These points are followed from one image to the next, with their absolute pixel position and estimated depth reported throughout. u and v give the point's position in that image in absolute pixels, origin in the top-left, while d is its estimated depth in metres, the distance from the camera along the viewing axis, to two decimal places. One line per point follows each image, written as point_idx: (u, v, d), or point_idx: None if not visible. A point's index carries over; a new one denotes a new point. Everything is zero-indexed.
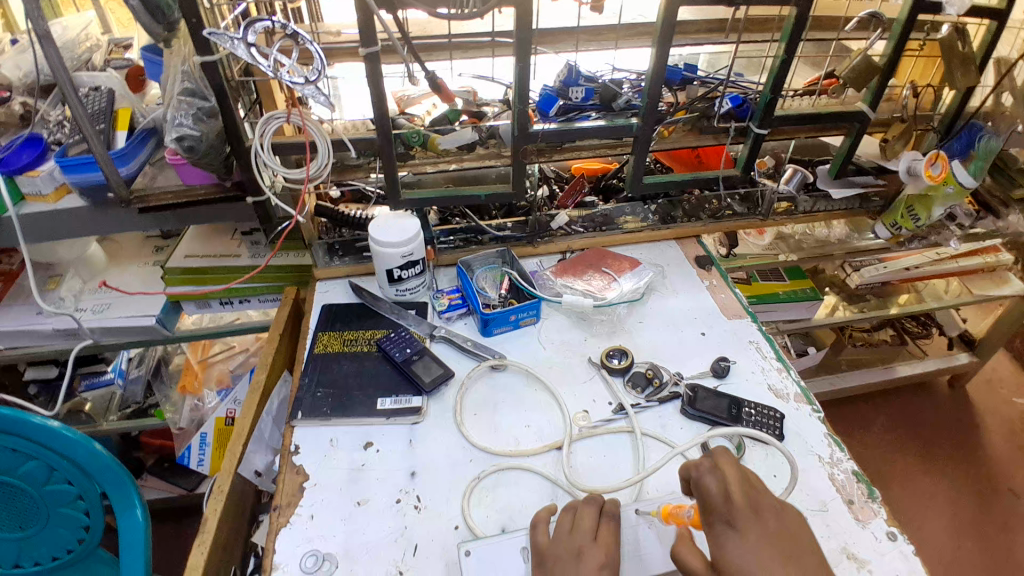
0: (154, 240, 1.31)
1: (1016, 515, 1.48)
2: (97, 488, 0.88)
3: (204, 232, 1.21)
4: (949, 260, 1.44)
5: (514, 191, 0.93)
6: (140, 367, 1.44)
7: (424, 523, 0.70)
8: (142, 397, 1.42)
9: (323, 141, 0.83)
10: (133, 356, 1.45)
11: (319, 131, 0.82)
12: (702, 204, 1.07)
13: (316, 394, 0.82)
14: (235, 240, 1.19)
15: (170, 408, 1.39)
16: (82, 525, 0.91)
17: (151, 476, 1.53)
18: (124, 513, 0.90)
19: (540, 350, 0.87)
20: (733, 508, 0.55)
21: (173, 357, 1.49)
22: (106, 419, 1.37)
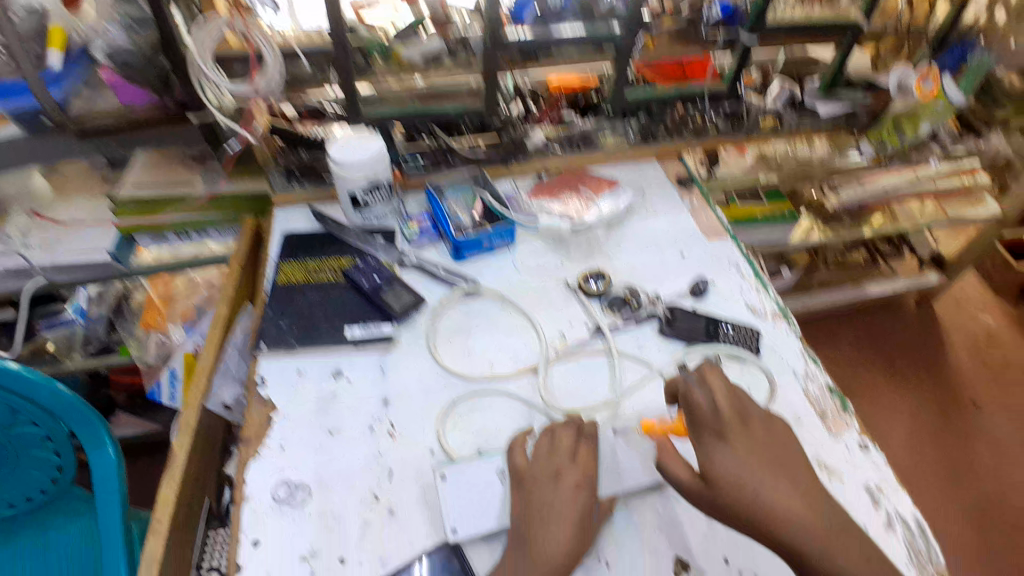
0: (103, 169, 1.17)
1: (974, 424, 1.56)
2: (65, 428, 0.84)
3: (148, 158, 1.09)
4: (927, 180, 1.38)
5: (486, 109, 0.91)
6: (102, 305, 1.38)
7: (399, 449, 0.68)
8: (104, 333, 1.37)
9: (270, 48, 0.78)
10: (93, 293, 1.37)
11: (265, 40, 0.78)
12: (686, 120, 1.01)
13: (280, 324, 0.78)
14: (184, 165, 1.08)
15: (135, 344, 1.35)
16: (54, 466, 0.88)
17: (122, 413, 1.49)
18: (95, 451, 0.87)
19: (516, 275, 0.84)
20: (721, 422, 0.56)
21: (134, 293, 1.40)
22: (70, 358, 1.35)
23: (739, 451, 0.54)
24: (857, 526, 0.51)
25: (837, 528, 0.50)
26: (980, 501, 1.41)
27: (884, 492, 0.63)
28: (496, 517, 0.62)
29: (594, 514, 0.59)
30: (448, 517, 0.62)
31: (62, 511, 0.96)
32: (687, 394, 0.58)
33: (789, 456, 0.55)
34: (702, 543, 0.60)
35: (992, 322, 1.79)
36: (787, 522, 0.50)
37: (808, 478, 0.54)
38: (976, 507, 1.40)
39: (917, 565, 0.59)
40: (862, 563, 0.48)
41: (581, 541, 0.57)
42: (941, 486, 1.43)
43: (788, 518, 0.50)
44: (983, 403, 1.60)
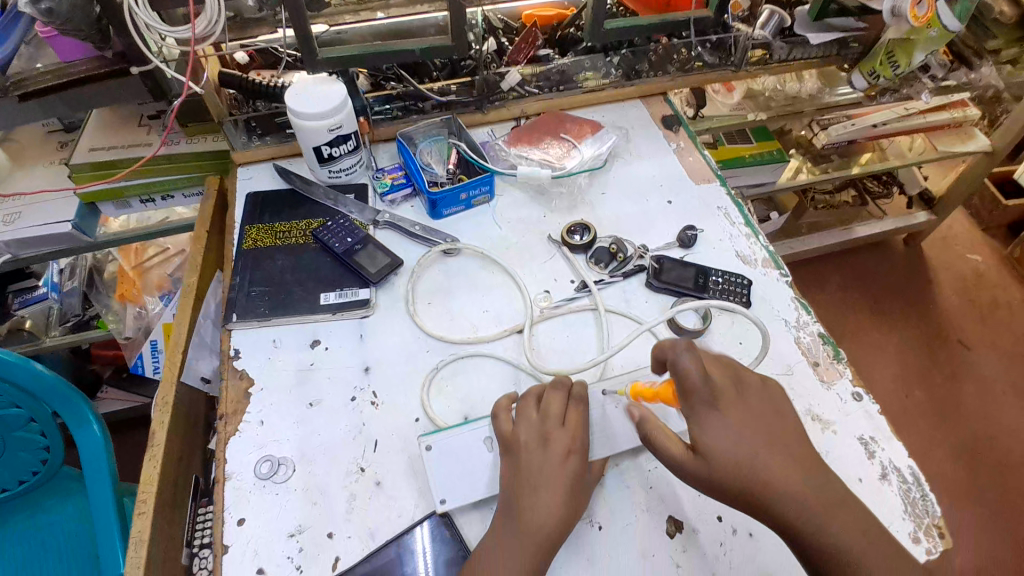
0: (58, 135, 1.11)
1: (962, 363, 1.57)
2: (48, 407, 0.83)
3: (103, 119, 1.04)
4: (918, 116, 1.34)
5: (455, 44, 0.80)
6: (74, 279, 1.30)
7: (382, 419, 0.66)
8: (81, 309, 1.31)
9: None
10: (64, 266, 1.31)
11: None
12: (670, 54, 0.95)
13: (250, 293, 0.74)
14: (143, 126, 1.03)
15: (112, 317, 1.30)
16: (41, 447, 0.86)
17: (111, 387, 1.47)
18: (80, 430, 0.86)
19: (496, 230, 0.80)
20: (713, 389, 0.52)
21: (105, 264, 1.36)
22: (48, 335, 1.27)
23: (732, 420, 0.51)
24: (853, 497, 0.49)
25: (826, 496, 0.48)
26: (968, 440, 1.44)
27: (877, 442, 0.62)
28: (485, 486, 0.60)
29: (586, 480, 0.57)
30: (436, 488, 0.60)
31: (55, 492, 0.95)
32: (674, 359, 0.53)
33: (778, 421, 0.52)
34: (696, 501, 0.59)
35: (980, 260, 1.78)
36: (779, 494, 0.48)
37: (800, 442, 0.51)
38: (964, 446, 1.43)
39: (912, 516, 0.58)
40: (857, 529, 0.47)
41: (573, 507, 0.55)
42: (930, 427, 1.45)
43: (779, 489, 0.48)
44: (972, 342, 1.61)
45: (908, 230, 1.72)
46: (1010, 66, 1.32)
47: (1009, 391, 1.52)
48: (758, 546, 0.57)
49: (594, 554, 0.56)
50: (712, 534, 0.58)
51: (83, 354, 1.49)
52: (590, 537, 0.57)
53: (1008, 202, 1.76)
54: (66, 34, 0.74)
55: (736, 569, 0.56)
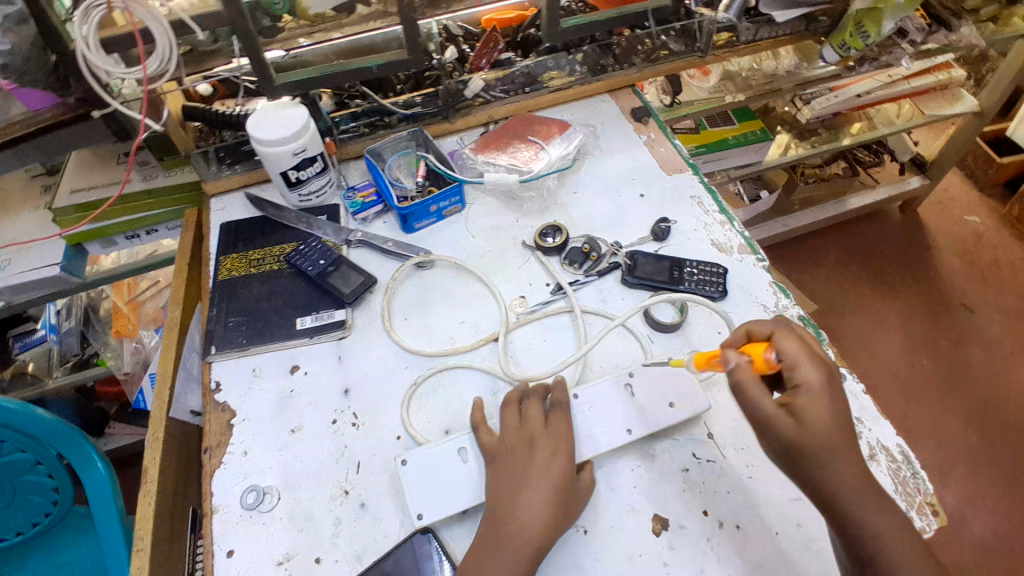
0: (42, 180, 1.11)
1: (967, 327, 1.55)
2: (53, 450, 0.84)
3: (83, 160, 1.04)
4: (901, 81, 1.33)
5: (411, 57, 0.79)
6: (70, 319, 1.31)
7: (364, 440, 0.65)
8: (80, 348, 1.31)
9: (158, 26, 0.67)
10: (61, 307, 1.31)
11: (149, 15, 0.66)
12: (635, 44, 0.93)
13: (228, 324, 0.74)
14: (119, 163, 1.03)
15: (111, 355, 1.30)
16: (50, 488, 0.86)
17: (117, 423, 1.48)
18: (85, 470, 0.86)
19: (468, 240, 0.79)
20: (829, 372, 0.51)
21: (100, 301, 1.36)
22: (51, 377, 1.28)
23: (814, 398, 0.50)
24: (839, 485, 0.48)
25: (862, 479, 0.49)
26: (977, 403, 1.42)
27: (864, 423, 0.61)
28: (467, 498, 0.59)
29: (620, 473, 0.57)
30: (413, 502, 0.59)
31: (62, 537, 0.95)
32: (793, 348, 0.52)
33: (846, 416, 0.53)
34: (681, 497, 0.59)
35: (978, 222, 1.75)
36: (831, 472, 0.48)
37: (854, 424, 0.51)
38: (974, 409, 1.41)
39: (903, 495, 0.57)
40: None
41: (554, 513, 0.54)
42: (938, 393, 1.43)
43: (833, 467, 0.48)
44: (975, 306, 1.58)
45: (902, 198, 1.70)
46: (993, 23, 1.27)
47: (1017, 351, 1.50)
48: (747, 537, 0.56)
49: (581, 564, 0.56)
50: (698, 529, 0.57)
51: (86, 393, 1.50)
52: (577, 543, 0.57)
53: (1003, 159, 1.72)
54: (25, 85, 0.73)
55: (725, 563, 0.55)
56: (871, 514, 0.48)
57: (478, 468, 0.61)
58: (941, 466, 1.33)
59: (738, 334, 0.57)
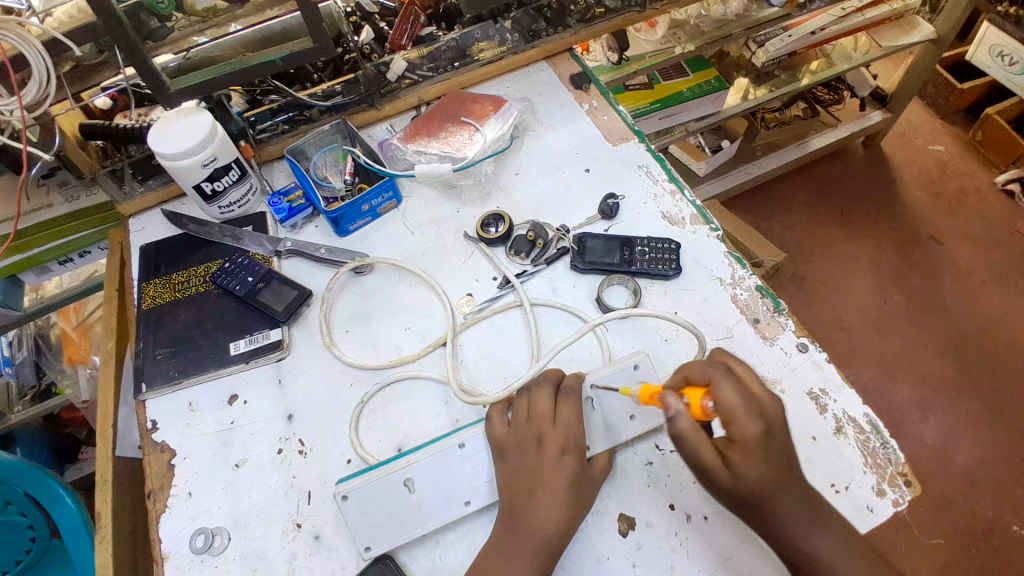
0: None
1: (938, 260, 1.53)
2: (19, 489, 0.91)
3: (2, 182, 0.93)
4: (854, 13, 1.25)
5: (316, 45, 0.71)
6: (21, 349, 1.20)
7: (312, 468, 0.62)
8: (36, 379, 1.23)
9: (31, 49, 0.62)
10: (12, 337, 1.18)
11: (22, 39, 0.61)
12: (567, 5, 0.87)
13: (157, 357, 0.69)
14: (38, 187, 0.91)
15: (67, 382, 1.21)
16: (25, 526, 0.94)
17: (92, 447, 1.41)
18: (54, 505, 0.92)
19: (407, 238, 0.74)
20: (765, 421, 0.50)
21: (49, 329, 1.24)
22: (12, 412, 1.19)
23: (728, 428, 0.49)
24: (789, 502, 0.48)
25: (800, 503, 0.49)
26: (951, 335, 1.42)
27: (828, 394, 0.59)
28: (417, 531, 0.56)
29: (589, 478, 0.55)
30: (360, 535, 0.56)
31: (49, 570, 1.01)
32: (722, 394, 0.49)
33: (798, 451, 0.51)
34: (644, 493, 0.56)
35: (943, 150, 1.73)
36: (757, 473, 0.49)
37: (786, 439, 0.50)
38: (950, 341, 1.41)
39: (874, 469, 0.55)
40: None
41: (509, 531, 0.52)
42: (914, 328, 1.43)
43: (759, 465, 0.49)
44: (944, 236, 1.57)
45: (865, 134, 1.65)
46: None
47: (988, 279, 1.49)
48: (714, 529, 0.54)
49: None
50: (666, 525, 0.55)
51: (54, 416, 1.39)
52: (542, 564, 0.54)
53: (963, 85, 1.69)
54: None
55: (695, 558, 0.53)
56: (813, 536, 0.49)
57: (425, 499, 0.57)
58: (920, 400, 1.34)
59: (677, 377, 0.53)
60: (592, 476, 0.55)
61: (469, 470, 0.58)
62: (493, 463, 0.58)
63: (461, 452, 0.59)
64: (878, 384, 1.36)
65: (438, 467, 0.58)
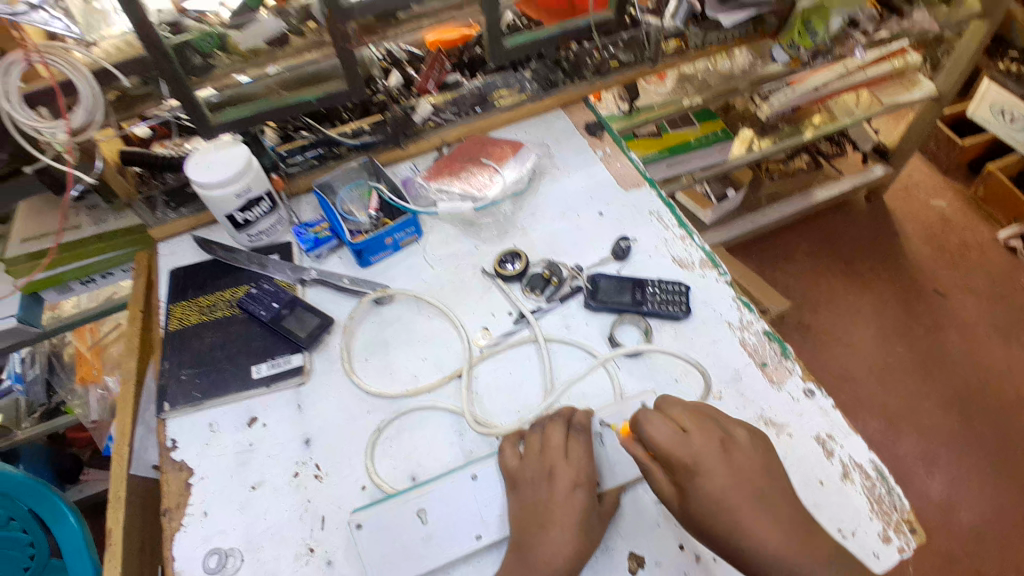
0: None
1: (942, 312, 1.56)
2: (23, 505, 0.91)
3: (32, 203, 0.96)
4: (857, 72, 1.32)
5: (350, 87, 0.77)
6: (34, 366, 1.23)
7: (327, 493, 0.63)
8: (47, 397, 1.23)
9: (80, 77, 0.66)
10: (25, 355, 1.22)
11: (72, 67, 0.65)
12: (582, 58, 0.91)
13: (181, 377, 0.71)
14: (70, 209, 0.96)
15: (78, 402, 1.22)
16: (26, 543, 0.94)
17: (92, 468, 1.41)
18: (58, 522, 0.91)
19: (427, 272, 0.77)
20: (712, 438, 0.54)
21: (63, 347, 1.27)
22: (18, 428, 1.19)
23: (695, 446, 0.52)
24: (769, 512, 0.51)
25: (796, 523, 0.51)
26: (956, 388, 1.43)
27: (835, 440, 0.61)
28: (426, 564, 0.57)
29: (598, 513, 0.57)
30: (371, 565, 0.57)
31: None
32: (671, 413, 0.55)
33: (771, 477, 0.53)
34: (655, 529, 0.58)
35: (944, 205, 1.77)
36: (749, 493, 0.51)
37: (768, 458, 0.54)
38: (954, 394, 1.42)
39: (880, 515, 0.57)
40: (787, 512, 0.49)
41: (520, 562, 0.54)
42: (918, 381, 1.44)
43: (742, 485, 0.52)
44: (947, 289, 1.60)
45: (867, 186, 1.70)
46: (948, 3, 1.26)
47: (990, 332, 1.51)
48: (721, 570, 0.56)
49: None
50: (674, 563, 0.56)
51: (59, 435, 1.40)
52: None
53: (964, 142, 1.74)
54: None
55: None
56: None
57: (437, 531, 0.59)
58: (924, 452, 1.34)
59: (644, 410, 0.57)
60: (601, 510, 0.57)
61: (481, 502, 0.60)
62: (505, 496, 0.60)
63: (474, 482, 0.61)
64: (883, 437, 1.36)
65: (450, 498, 0.60)
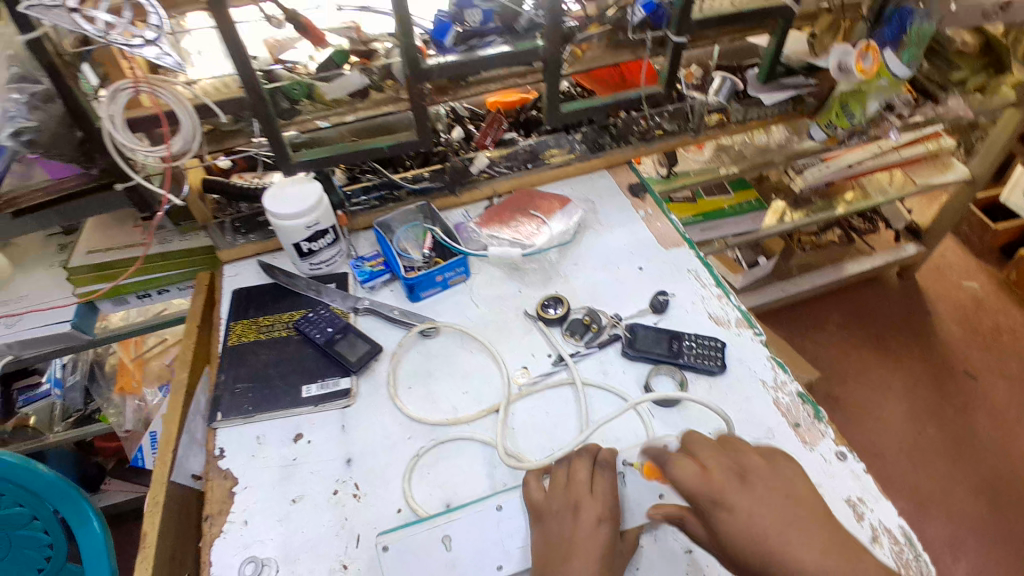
0: (58, 238, 1.05)
1: (973, 394, 1.54)
2: (48, 505, 0.88)
3: (101, 221, 1.02)
4: (892, 152, 1.37)
5: (419, 137, 0.84)
6: (75, 372, 1.27)
7: (363, 513, 0.66)
8: (83, 403, 1.26)
9: (182, 108, 0.71)
10: (67, 361, 1.28)
11: (175, 97, 0.71)
12: (630, 126, 0.97)
13: (235, 390, 0.75)
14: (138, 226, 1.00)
15: (113, 411, 1.23)
16: (45, 543, 0.91)
17: (113, 479, 1.43)
18: (81, 525, 0.88)
19: (472, 310, 0.82)
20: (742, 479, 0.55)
21: (106, 357, 1.30)
22: (51, 431, 1.22)
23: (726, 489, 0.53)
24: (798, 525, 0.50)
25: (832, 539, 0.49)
26: (987, 474, 1.39)
27: (866, 504, 0.62)
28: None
29: (618, 548, 0.59)
30: None
31: None
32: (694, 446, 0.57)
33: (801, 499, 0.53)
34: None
35: (977, 287, 1.77)
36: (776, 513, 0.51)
37: (812, 492, 0.52)
38: (984, 479, 1.39)
39: None
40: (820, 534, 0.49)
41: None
42: (947, 463, 1.41)
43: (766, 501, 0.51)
44: (978, 371, 1.59)
45: (899, 263, 1.72)
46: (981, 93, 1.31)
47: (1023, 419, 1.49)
48: None
49: None
50: None
51: (87, 445, 1.43)
52: None
53: (997, 227, 1.76)
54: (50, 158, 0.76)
55: None
56: None
57: (460, 559, 0.61)
58: (953, 539, 1.30)
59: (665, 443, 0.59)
60: (622, 548, 0.59)
61: (505, 533, 0.62)
62: (529, 530, 0.62)
63: (499, 514, 0.63)
64: (910, 517, 1.33)
65: (475, 526, 0.62)
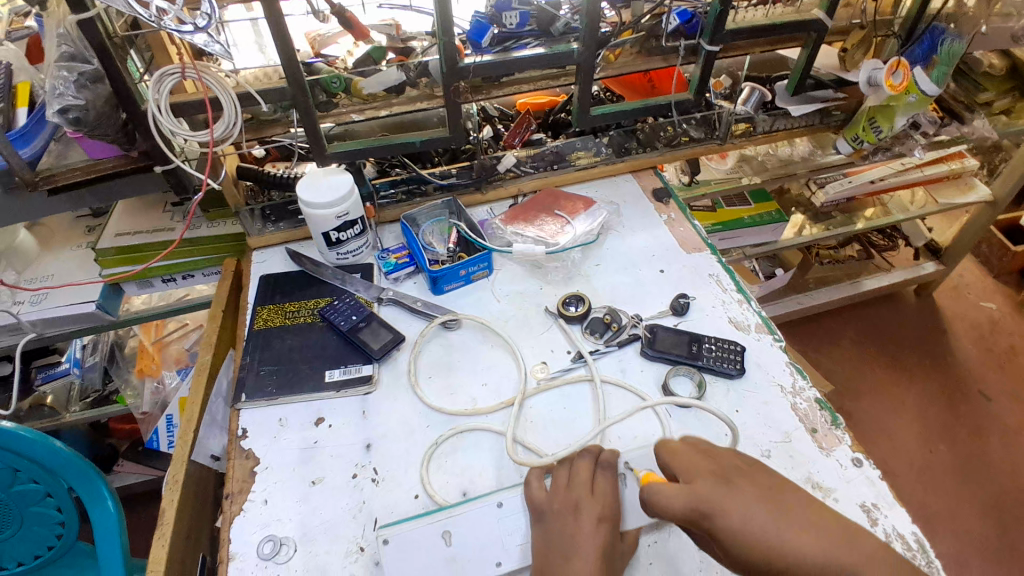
0: (88, 220, 1.08)
1: (986, 414, 1.53)
2: (65, 483, 0.79)
3: (129, 207, 1.03)
4: (914, 169, 1.28)
5: (450, 134, 0.85)
6: (95, 353, 1.26)
7: (381, 497, 0.67)
8: (101, 384, 1.26)
9: (224, 93, 0.73)
10: (86, 342, 1.26)
11: (219, 83, 0.73)
12: (657, 131, 1.01)
13: (260, 372, 0.77)
14: (166, 212, 1.02)
15: (131, 393, 1.25)
16: (57, 521, 0.82)
17: (125, 461, 1.42)
18: (95, 506, 0.80)
19: (495, 305, 0.83)
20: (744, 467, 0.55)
21: (127, 339, 1.31)
22: (67, 411, 1.22)
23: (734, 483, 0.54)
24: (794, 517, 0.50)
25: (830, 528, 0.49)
26: (996, 494, 1.38)
27: (880, 509, 0.62)
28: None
29: (618, 549, 0.60)
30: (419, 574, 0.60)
31: (66, 567, 0.90)
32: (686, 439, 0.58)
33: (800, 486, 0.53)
34: None
35: (994, 308, 1.76)
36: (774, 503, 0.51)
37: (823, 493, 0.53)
38: (992, 499, 1.37)
39: None
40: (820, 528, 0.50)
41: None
42: (957, 482, 1.40)
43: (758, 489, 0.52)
44: (992, 391, 1.57)
45: (917, 282, 1.71)
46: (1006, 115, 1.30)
47: None
48: None
49: None
50: None
51: (102, 426, 1.44)
52: None
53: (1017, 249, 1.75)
54: (92, 137, 0.75)
55: None
56: None
57: (459, 554, 0.61)
58: (958, 556, 1.29)
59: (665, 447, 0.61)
60: (622, 549, 0.60)
61: (504, 530, 0.63)
62: (529, 525, 0.63)
63: (499, 510, 0.63)
64: None
65: (476, 522, 0.63)
